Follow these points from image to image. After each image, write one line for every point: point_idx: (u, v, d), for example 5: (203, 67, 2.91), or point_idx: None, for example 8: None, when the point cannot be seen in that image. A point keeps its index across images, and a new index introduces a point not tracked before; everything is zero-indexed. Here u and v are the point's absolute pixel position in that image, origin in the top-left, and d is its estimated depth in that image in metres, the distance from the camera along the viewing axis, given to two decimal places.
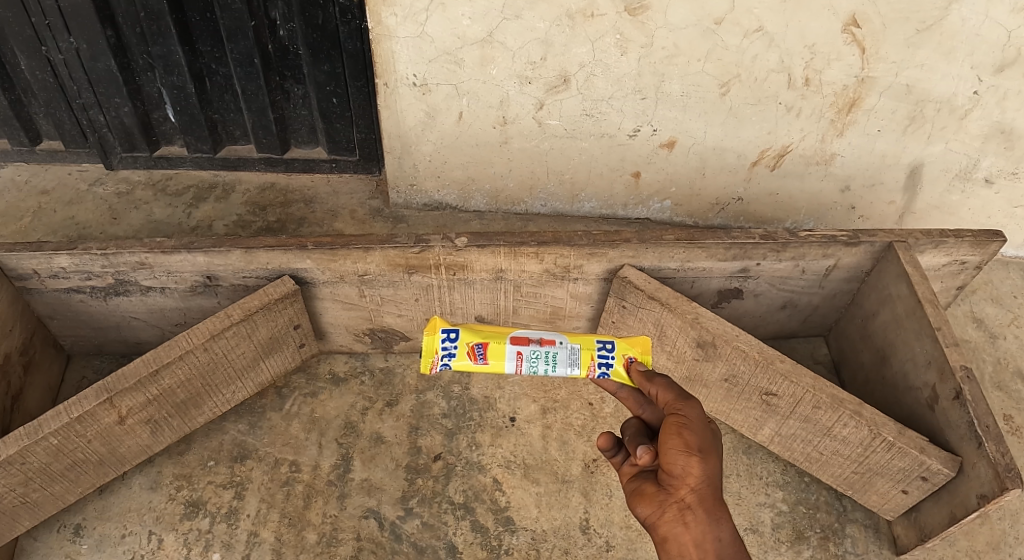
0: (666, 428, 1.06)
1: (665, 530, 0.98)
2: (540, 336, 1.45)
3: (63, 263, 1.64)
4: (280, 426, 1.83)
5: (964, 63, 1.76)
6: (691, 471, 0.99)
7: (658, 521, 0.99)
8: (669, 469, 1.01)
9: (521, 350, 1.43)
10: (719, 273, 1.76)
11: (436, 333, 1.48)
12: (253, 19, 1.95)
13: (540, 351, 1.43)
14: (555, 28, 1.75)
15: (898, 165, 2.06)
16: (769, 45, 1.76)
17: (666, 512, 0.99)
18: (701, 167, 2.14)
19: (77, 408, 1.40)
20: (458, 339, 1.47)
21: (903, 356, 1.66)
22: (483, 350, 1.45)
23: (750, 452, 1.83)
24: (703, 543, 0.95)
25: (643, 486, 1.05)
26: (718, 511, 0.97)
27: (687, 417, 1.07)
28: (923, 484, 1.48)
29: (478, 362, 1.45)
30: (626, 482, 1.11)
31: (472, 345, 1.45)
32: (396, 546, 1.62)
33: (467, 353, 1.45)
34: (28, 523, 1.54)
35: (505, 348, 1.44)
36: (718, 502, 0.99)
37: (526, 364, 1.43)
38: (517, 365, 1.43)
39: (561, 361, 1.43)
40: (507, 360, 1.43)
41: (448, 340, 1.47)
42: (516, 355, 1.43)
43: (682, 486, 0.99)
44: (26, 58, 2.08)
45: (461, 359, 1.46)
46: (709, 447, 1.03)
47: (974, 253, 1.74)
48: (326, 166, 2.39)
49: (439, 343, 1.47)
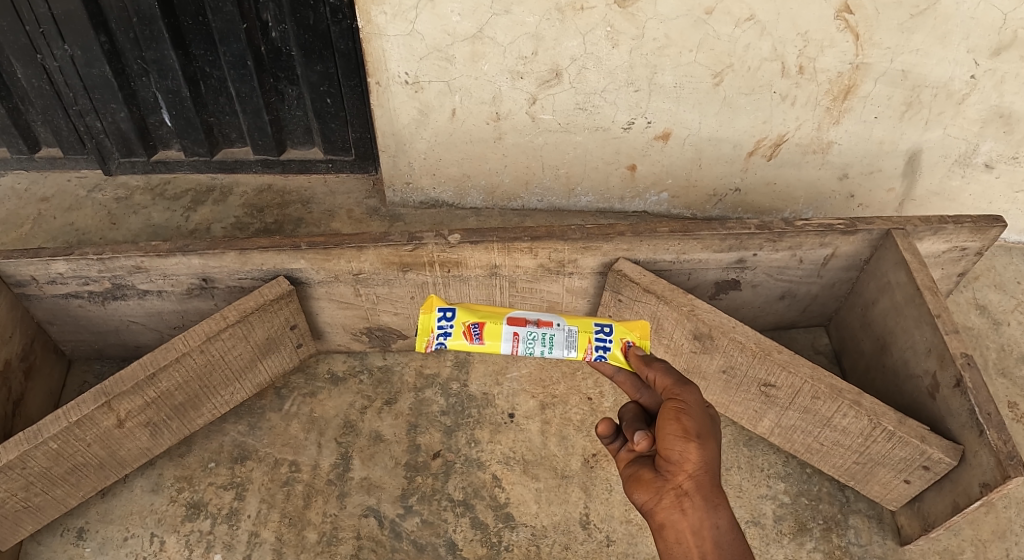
0: (664, 414, 1.06)
1: (663, 517, 0.97)
2: (537, 318, 1.48)
3: (60, 268, 1.65)
4: (279, 427, 1.83)
5: (960, 47, 1.74)
6: (689, 457, 0.99)
7: (655, 508, 0.99)
8: (667, 454, 1.01)
9: (517, 331, 1.46)
10: (716, 264, 1.75)
11: (433, 312, 1.51)
12: (245, 21, 1.96)
13: (536, 333, 1.45)
14: (545, 22, 1.74)
15: (896, 152, 2.05)
16: (761, 34, 1.75)
17: (663, 498, 0.98)
18: (697, 158, 2.13)
19: (76, 412, 1.40)
20: (455, 318, 1.49)
21: (903, 344, 1.64)
22: (479, 330, 1.47)
23: (751, 444, 1.82)
24: (701, 530, 0.94)
25: (640, 472, 1.05)
26: (717, 498, 0.97)
27: (685, 403, 1.07)
28: (926, 473, 1.46)
29: (474, 342, 1.47)
30: (623, 467, 1.11)
31: (468, 325, 1.48)
32: (396, 544, 1.62)
33: (463, 332, 1.47)
34: (31, 527, 1.55)
35: (502, 328, 1.47)
36: (717, 488, 0.98)
37: (522, 345, 1.46)
38: (513, 345, 1.46)
39: (558, 343, 1.44)
40: (504, 340, 1.46)
41: (444, 319, 1.49)
42: (512, 336, 1.46)
43: (681, 472, 0.99)
44: (23, 67, 2.09)
45: (457, 338, 1.48)
46: (708, 433, 1.02)
47: (974, 239, 1.73)
48: (322, 166, 2.39)
49: (435, 322, 1.50)
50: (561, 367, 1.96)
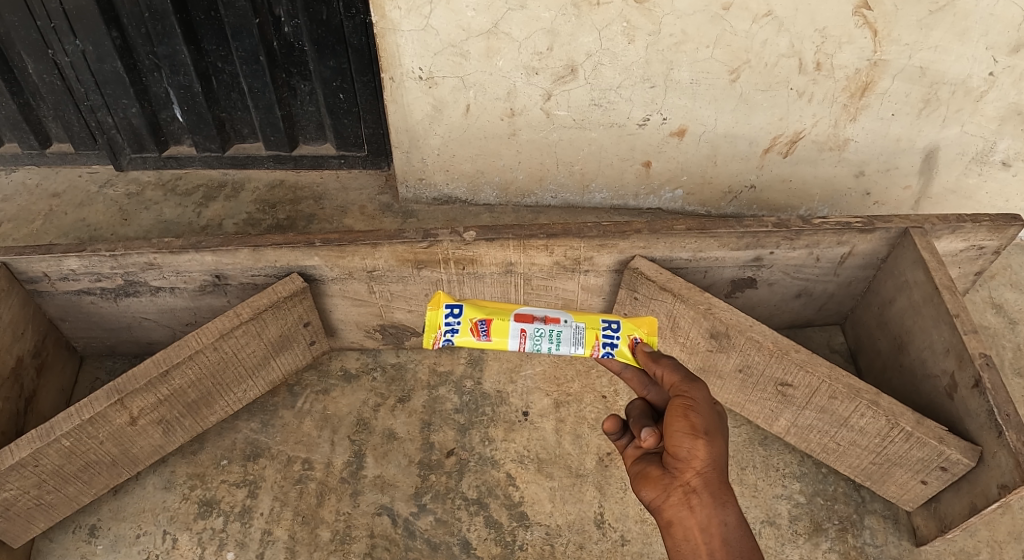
0: (671, 410, 1.04)
1: (670, 514, 0.96)
2: (545, 314, 1.47)
3: (73, 265, 1.64)
4: (292, 424, 1.83)
5: (979, 44, 1.72)
6: (697, 454, 0.98)
7: (663, 505, 0.98)
8: (675, 452, 1.00)
9: (524, 327, 1.45)
10: (733, 262, 1.73)
11: (440, 309, 1.50)
12: (257, 16, 1.94)
13: (544, 329, 1.45)
14: (561, 17, 1.73)
15: (913, 149, 2.03)
16: (779, 29, 1.73)
17: (671, 496, 0.97)
18: (712, 154, 2.11)
19: (89, 409, 1.40)
20: (462, 315, 1.49)
21: (921, 344, 1.62)
22: (486, 326, 1.47)
23: (766, 443, 1.81)
24: (709, 527, 0.93)
25: (648, 469, 1.04)
26: (723, 495, 0.96)
27: (693, 399, 1.05)
28: (943, 474, 1.45)
29: (481, 339, 1.47)
30: (630, 464, 1.10)
31: (475, 322, 1.47)
32: (409, 542, 1.61)
33: (471, 329, 1.47)
34: (43, 524, 1.54)
35: (509, 325, 1.46)
36: (724, 485, 0.97)
37: (529, 342, 1.45)
38: (521, 342, 1.45)
39: (565, 340, 1.44)
40: (511, 337, 1.45)
41: (452, 315, 1.49)
42: (520, 333, 1.45)
43: (688, 469, 0.98)
44: (34, 62, 2.09)
45: (464, 335, 1.48)
46: (715, 430, 1.01)
47: (992, 238, 1.71)
48: (335, 162, 2.38)
49: (442, 319, 1.49)
50: (575, 365, 1.95)
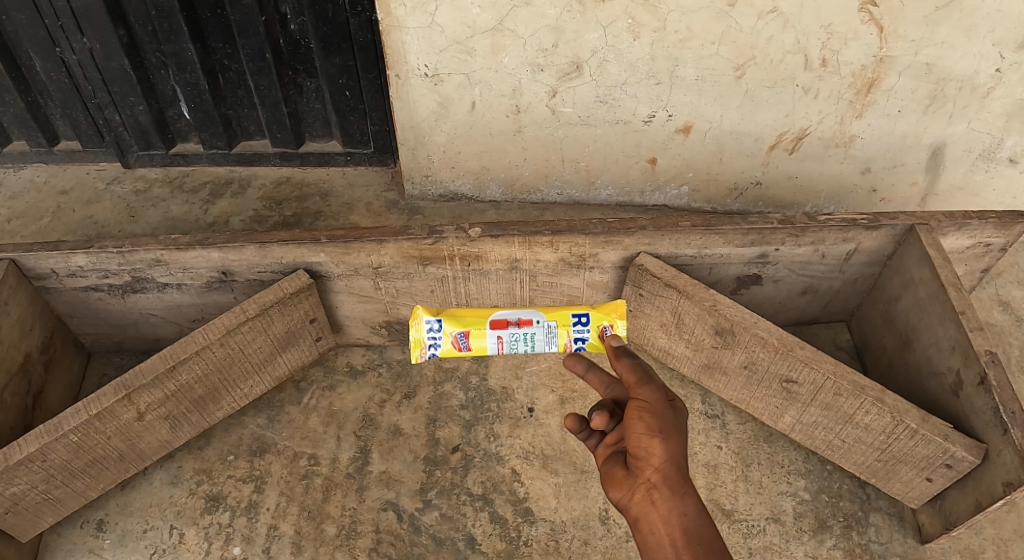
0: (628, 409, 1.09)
1: (636, 512, 1.00)
2: (518, 319, 1.66)
3: (80, 261, 1.65)
4: (298, 420, 1.83)
5: (985, 40, 1.71)
6: (653, 450, 1.01)
7: (629, 504, 1.01)
8: (634, 450, 1.04)
9: (500, 335, 1.66)
10: (738, 259, 1.73)
11: (421, 326, 1.65)
12: (263, 14, 1.95)
13: (518, 334, 1.67)
14: (566, 14, 1.73)
15: (920, 146, 2.02)
16: (784, 26, 1.72)
17: (634, 494, 1.01)
18: (718, 151, 2.11)
19: (96, 405, 1.41)
20: (442, 329, 1.65)
21: (926, 341, 1.62)
22: (466, 338, 1.66)
23: (771, 440, 1.80)
24: (670, 520, 0.95)
25: (614, 469, 1.08)
26: (683, 486, 0.98)
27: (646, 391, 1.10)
28: (948, 472, 1.44)
29: (463, 348, 1.68)
30: (601, 464, 1.15)
31: (456, 336, 1.65)
32: (415, 538, 1.62)
33: (452, 342, 1.66)
34: (52, 519, 1.56)
35: (485, 333, 1.66)
36: (684, 476, 1.00)
37: (506, 344, 1.68)
38: (498, 346, 1.68)
39: (540, 339, 1.68)
40: (489, 343, 1.67)
41: (433, 331, 1.65)
42: (497, 339, 1.67)
43: (647, 466, 1.01)
44: (42, 60, 2.10)
45: (446, 346, 1.67)
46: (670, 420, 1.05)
47: (999, 234, 1.70)
48: (341, 159, 2.39)
49: (425, 336, 1.65)
50: None
